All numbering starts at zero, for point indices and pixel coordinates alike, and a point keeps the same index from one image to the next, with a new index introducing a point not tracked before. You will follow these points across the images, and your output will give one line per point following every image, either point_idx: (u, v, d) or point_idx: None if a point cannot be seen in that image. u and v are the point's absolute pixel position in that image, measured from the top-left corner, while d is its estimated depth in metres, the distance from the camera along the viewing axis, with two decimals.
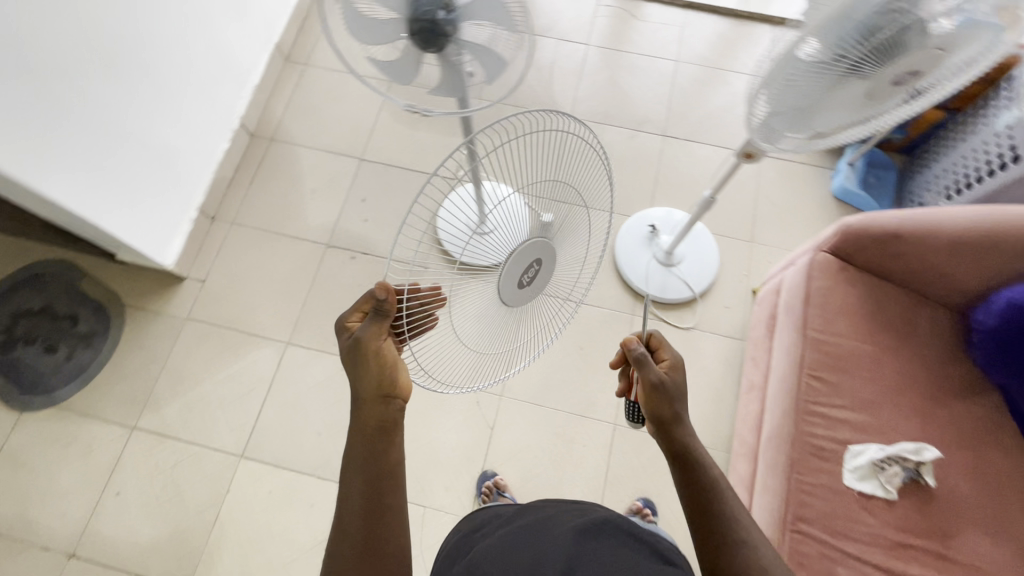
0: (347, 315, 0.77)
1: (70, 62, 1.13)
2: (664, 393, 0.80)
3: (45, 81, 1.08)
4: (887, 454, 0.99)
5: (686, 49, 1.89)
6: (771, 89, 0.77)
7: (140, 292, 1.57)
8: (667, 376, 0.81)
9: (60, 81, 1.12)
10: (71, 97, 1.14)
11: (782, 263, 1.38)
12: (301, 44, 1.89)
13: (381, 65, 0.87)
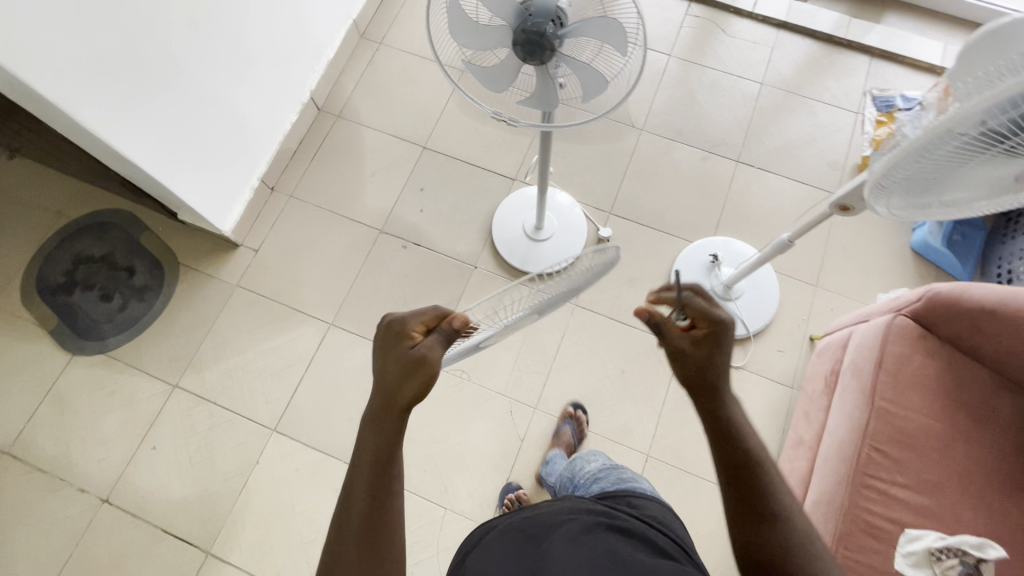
0: (408, 321, 0.69)
1: (158, 23, 1.14)
2: (694, 361, 0.70)
3: (129, 35, 1.08)
4: (946, 545, 0.93)
5: (774, 71, 1.79)
6: (906, 162, 0.72)
7: (195, 253, 1.59)
8: (692, 344, 0.71)
9: (144, 38, 1.12)
10: (152, 54, 1.14)
11: (851, 317, 1.30)
12: (378, 21, 1.86)
13: (475, 70, 0.82)
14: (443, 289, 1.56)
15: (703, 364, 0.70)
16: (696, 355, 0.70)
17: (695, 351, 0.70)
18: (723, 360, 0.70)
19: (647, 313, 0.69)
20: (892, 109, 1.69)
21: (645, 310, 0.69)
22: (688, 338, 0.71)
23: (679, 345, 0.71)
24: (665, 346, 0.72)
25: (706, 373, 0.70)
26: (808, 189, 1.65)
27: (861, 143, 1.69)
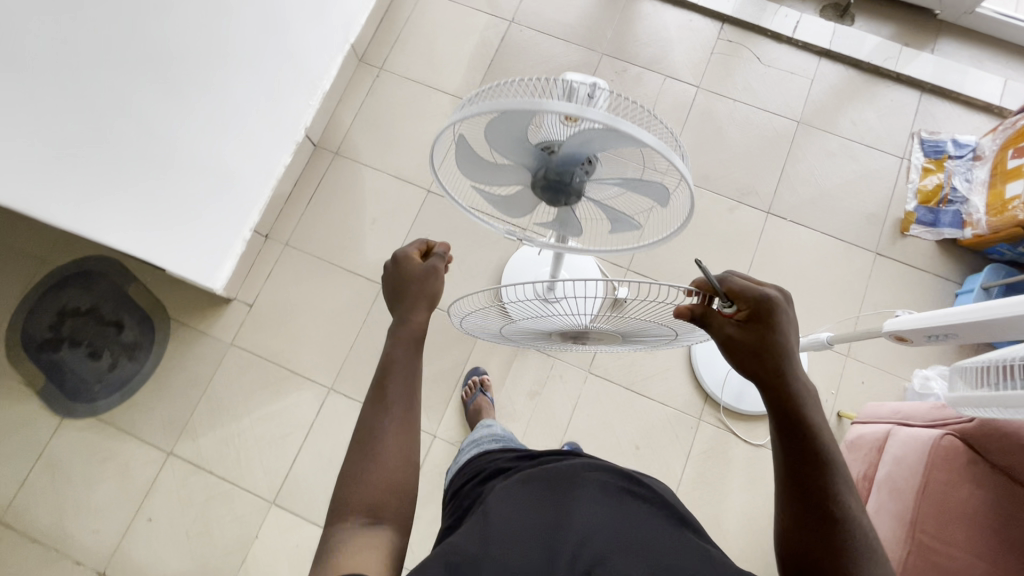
0: (407, 248, 0.79)
1: (127, 90, 1.00)
2: (739, 351, 0.69)
3: (92, 112, 0.96)
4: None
5: (813, 107, 1.63)
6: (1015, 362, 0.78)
7: (186, 308, 1.51)
8: (738, 335, 0.68)
9: (112, 111, 0.99)
10: (122, 126, 1.02)
11: (890, 408, 1.21)
12: (377, 43, 1.71)
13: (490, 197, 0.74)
14: (449, 351, 1.47)
15: (757, 348, 0.67)
16: (748, 339, 0.67)
17: (746, 335, 0.68)
18: (784, 345, 0.67)
19: (688, 310, 0.70)
20: (941, 155, 1.54)
21: (683, 309, 0.70)
22: (733, 323, 0.68)
23: (727, 334, 0.69)
24: (716, 335, 0.70)
25: (764, 358, 0.67)
26: (843, 245, 1.53)
27: (905, 193, 1.55)
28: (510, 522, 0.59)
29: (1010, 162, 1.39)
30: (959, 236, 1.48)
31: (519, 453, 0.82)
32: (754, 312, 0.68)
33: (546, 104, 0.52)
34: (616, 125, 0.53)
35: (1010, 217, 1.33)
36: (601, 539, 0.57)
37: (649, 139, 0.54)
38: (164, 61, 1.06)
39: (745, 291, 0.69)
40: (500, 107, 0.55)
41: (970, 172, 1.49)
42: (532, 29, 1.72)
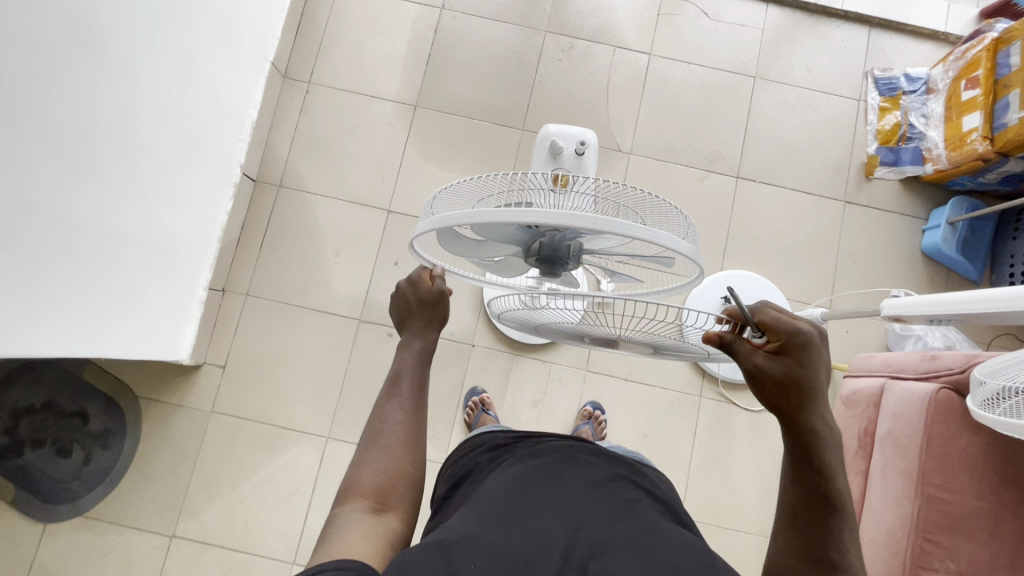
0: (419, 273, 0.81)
1: (54, 194, 0.88)
2: (765, 385, 0.60)
3: (25, 231, 0.83)
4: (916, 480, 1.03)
5: (766, 59, 1.58)
6: None
7: (154, 383, 1.42)
8: (768, 366, 0.60)
9: (43, 224, 0.87)
10: (57, 234, 0.90)
11: (879, 360, 1.24)
12: (299, 55, 1.56)
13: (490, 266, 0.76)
14: (442, 375, 1.43)
15: (786, 383, 0.59)
16: (775, 372, 0.59)
17: (775, 367, 0.59)
18: (813, 382, 0.59)
19: (717, 337, 0.62)
20: (895, 92, 1.53)
21: (712, 335, 0.62)
22: (762, 352, 0.61)
23: (753, 366, 0.61)
24: (741, 365, 0.62)
25: (791, 393, 0.59)
26: (813, 199, 1.52)
27: (866, 136, 1.55)
28: (513, 506, 0.56)
29: (964, 93, 1.37)
30: (921, 173, 1.49)
31: (516, 431, 0.80)
32: (787, 349, 0.59)
33: (527, 215, 0.55)
34: (600, 226, 0.54)
35: (969, 151, 1.33)
36: (608, 524, 0.55)
37: (636, 233, 0.55)
38: (88, 150, 0.93)
39: (779, 322, 0.61)
40: (481, 217, 0.57)
41: (926, 106, 1.49)
42: (465, 14, 1.59)
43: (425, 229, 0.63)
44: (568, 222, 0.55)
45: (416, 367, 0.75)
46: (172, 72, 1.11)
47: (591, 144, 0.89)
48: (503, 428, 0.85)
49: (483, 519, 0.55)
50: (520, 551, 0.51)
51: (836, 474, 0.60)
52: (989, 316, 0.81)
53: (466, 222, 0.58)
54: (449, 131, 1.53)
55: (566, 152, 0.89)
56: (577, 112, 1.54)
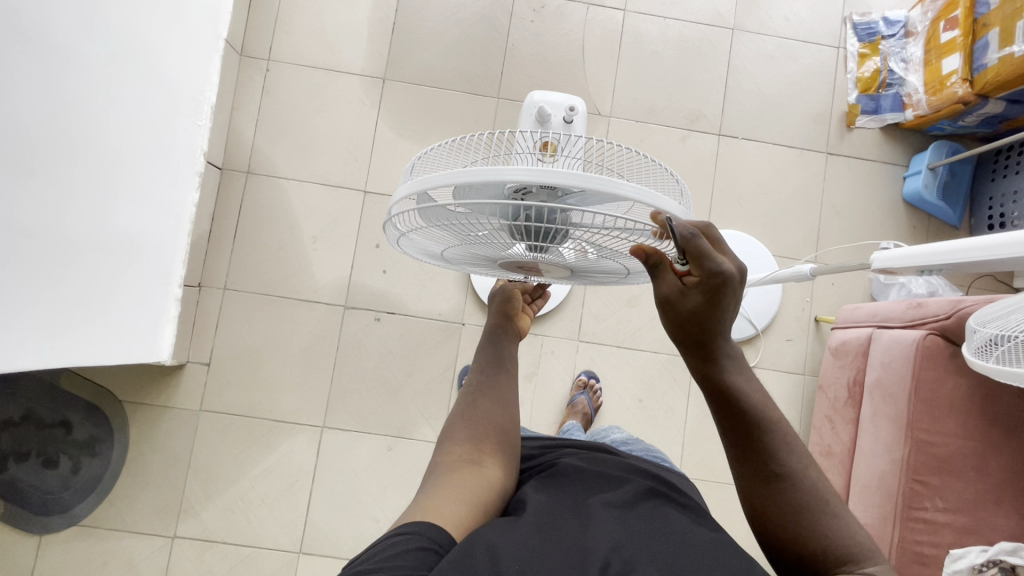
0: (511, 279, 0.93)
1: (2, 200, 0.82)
2: (672, 313, 0.57)
3: None
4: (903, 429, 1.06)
5: (745, 9, 1.53)
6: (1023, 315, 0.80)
7: (138, 385, 1.38)
8: (677, 296, 0.56)
9: None
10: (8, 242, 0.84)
11: (866, 311, 1.24)
12: (255, 31, 1.47)
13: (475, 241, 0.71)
14: (433, 357, 1.41)
15: (694, 313, 0.56)
16: (684, 305, 0.56)
17: (685, 301, 0.55)
18: (720, 320, 0.57)
19: (640, 254, 0.55)
20: (875, 37, 1.50)
21: (637, 251, 0.55)
22: (679, 284, 0.55)
23: (663, 294, 0.56)
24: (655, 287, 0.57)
25: (694, 325, 0.57)
26: (796, 152, 1.51)
27: (845, 84, 1.53)
28: (540, 511, 0.59)
29: (943, 35, 1.34)
30: (901, 119, 1.48)
31: (541, 440, 0.83)
32: (701, 286, 0.54)
33: (517, 177, 0.52)
34: (586, 184, 0.51)
35: (949, 94, 1.32)
36: (645, 524, 0.58)
37: (624, 192, 0.52)
38: (31, 149, 0.86)
39: (706, 254, 0.53)
40: (460, 178, 0.54)
41: (905, 50, 1.46)
42: None
43: (403, 192, 0.60)
44: (552, 181, 0.52)
45: (484, 352, 0.82)
46: (116, 57, 1.03)
47: (580, 110, 0.80)
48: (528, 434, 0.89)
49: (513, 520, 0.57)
50: (552, 548, 0.53)
51: (745, 390, 0.59)
52: (978, 264, 0.82)
53: (446, 182, 0.55)
54: (421, 104, 1.46)
55: (554, 119, 0.80)
56: (554, 76, 1.48)
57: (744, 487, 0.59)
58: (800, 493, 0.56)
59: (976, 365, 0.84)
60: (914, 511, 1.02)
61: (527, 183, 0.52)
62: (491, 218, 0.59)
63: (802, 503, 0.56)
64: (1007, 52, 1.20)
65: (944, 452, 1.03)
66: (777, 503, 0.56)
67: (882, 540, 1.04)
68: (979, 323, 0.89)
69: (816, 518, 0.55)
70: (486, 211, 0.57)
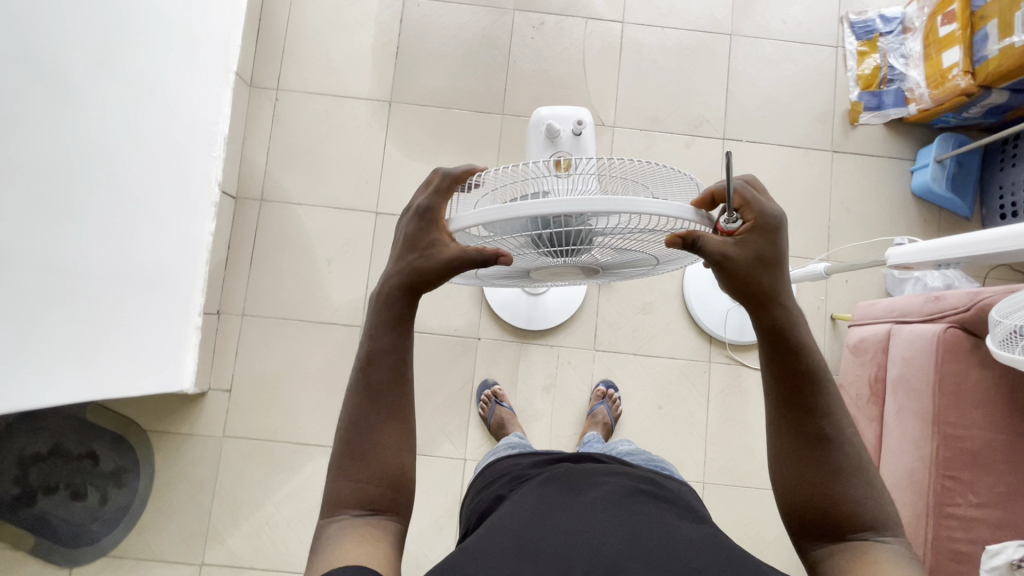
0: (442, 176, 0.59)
1: (22, 240, 0.84)
2: (742, 268, 0.57)
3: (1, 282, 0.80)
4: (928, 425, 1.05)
5: (741, 14, 1.55)
6: None
7: (160, 413, 1.39)
8: (739, 249, 0.57)
9: (14, 271, 0.83)
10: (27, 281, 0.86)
11: (883, 307, 1.24)
12: (263, 62, 1.51)
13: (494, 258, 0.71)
14: (452, 373, 1.42)
15: (752, 268, 0.57)
16: (744, 257, 0.57)
17: (744, 252, 0.57)
18: (779, 264, 0.58)
19: (676, 241, 0.57)
20: (872, 35, 1.51)
21: (675, 237, 0.57)
22: (734, 239, 0.57)
23: (725, 249, 0.57)
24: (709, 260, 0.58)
25: (762, 276, 0.57)
26: (801, 152, 1.52)
27: (846, 82, 1.54)
28: (546, 513, 0.59)
29: (942, 29, 1.35)
30: (905, 114, 1.49)
31: (539, 456, 0.82)
32: (756, 232, 0.57)
33: (546, 205, 0.52)
34: (610, 207, 0.52)
35: (951, 87, 1.33)
36: (635, 514, 0.59)
37: (648, 210, 0.53)
38: (51, 190, 0.89)
39: (752, 200, 0.58)
40: (487, 215, 0.54)
41: (904, 46, 1.47)
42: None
43: None
44: (582, 207, 0.53)
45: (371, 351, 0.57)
46: (133, 95, 1.06)
47: (588, 123, 0.82)
48: (522, 453, 0.88)
49: (523, 527, 0.57)
50: (571, 552, 0.53)
51: (812, 347, 0.58)
52: (1003, 254, 0.82)
53: (472, 223, 0.56)
54: (428, 125, 1.49)
55: (564, 135, 0.82)
56: (556, 90, 1.51)
57: (776, 465, 0.58)
58: (835, 464, 0.56)
59: (1004, 358, 0.85)
60: (946, 509, 1.01)
61: (553, 214, 0.53)
62: (521, 241, 0.60)
63: (835, 477, 0.55)
64: (1007, 42, 1.20)
65: (972, 446, 1.02)
66: (813, 479, 0.56)
67: (918, 540, 1.02)
68: (1004, 313, 0.88)
69: (849, 481, 0.55)
70: (517, 232, 0.58)
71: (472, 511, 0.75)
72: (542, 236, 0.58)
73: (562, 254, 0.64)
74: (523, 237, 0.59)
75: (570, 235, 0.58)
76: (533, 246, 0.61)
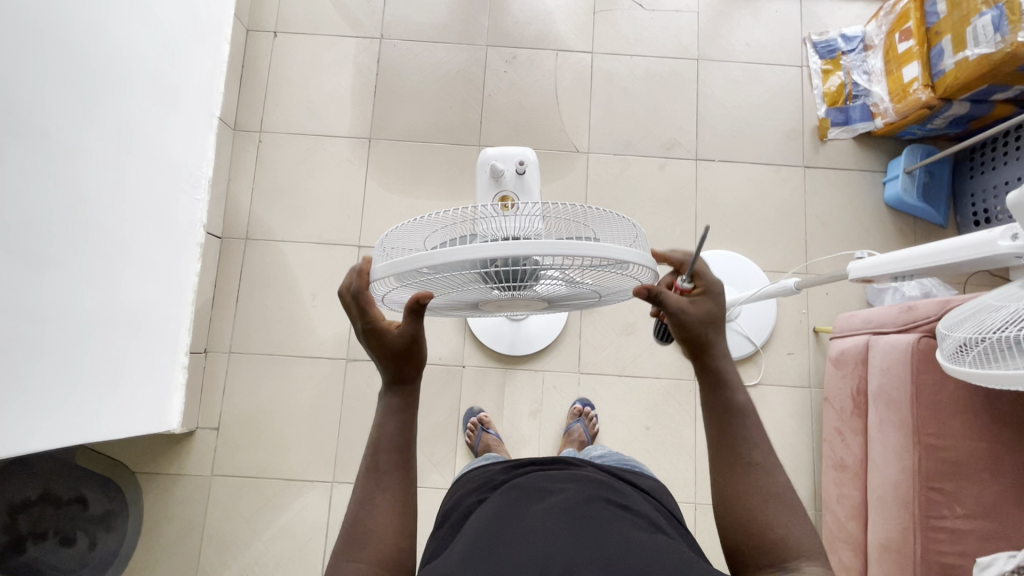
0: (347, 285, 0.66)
1: (13, 292, 0.88)
2: (694, 326, 0.65)
3: None
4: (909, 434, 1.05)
5: (707, 39, 1.61)
6: (993, 312, 0.81)
7: (149, 455, 1.40)
8: (695, 310, 0.65)
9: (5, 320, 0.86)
10: (20, 329, 0.89)
11: (860, 318, 1.25)
12: (247, 106, 1.56)
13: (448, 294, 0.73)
14: (438, 402, 1.43)
15: (703, 324, 0.65)
16: (698, 314, 0.65)
17: (698, 310, 0.65)
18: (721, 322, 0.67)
19: (644, 290, 0.62)
20: (835, 53, 1.56)
21: (641, 288, 0.62)
22: (691, 301, 0.65)
23: (682, 306, 0.64)
24: (669, 314, 0.64)
25: (711, 332, 0.65)
26: (773, 169, 1.55)
27: (813, 100, 1.58)
28: (504, 531, 0.60)
29: (900, 46, 1.39)
30: (872, 128, 1.52)
31: (507, 460, 0.83)
32: (708, 295, 0.67)
33: (488, 250, 0.54)
34: (551, 249, 0.54)
35: (913, 100, 1.36)
36: (589, 523, 0.60)
37: (586, 251, 0.55)
38: (39, 243, 0.93)
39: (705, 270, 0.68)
40: (432, 257, 0.56)
41: (866, 63, 1.51)
42: (405, 40, 1.59)
43: (380, 274, 0.61)
44: (522, 251, 0.54)
45: (398, 429, 0.67)
46: (120, 146, 1.11)
47: (530, 162, 0.85)
48: (496, 460, 0.89)
49: (480, 545, 0.58)
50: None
51: (737, 386, 0.65)
52: (958, 264, 0.83)
53: (418, 264, 0.57)
54: (407, 159, 1.53)
55: (508, 174, 0.85)
56: (530, 120, 1.55)
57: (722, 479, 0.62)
58: (766, 489, 0.60)
59: (952, 370, 0.84)
60: (933, 521, 1.00)
61: (499, 255, 0.55)
62: (469, 277, 0.61)
63: (761, 507, 0.59)
64: (961, 56, 1.23)
65: (956, 455, 1.01)
66: (749, 502, 0.60)
67: (905, 556, 1.02)
68: (948, 329, 0.90)
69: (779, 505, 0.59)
70: (463, 272, 0.60)
71: (439, 517, 0.76)
72: (490, 273, 0.60)
73: (511, 288, 0.66)
74: (472, 274, 0.61)
75: (517, 273, 0.60)
76: (482, 280, 0.63)
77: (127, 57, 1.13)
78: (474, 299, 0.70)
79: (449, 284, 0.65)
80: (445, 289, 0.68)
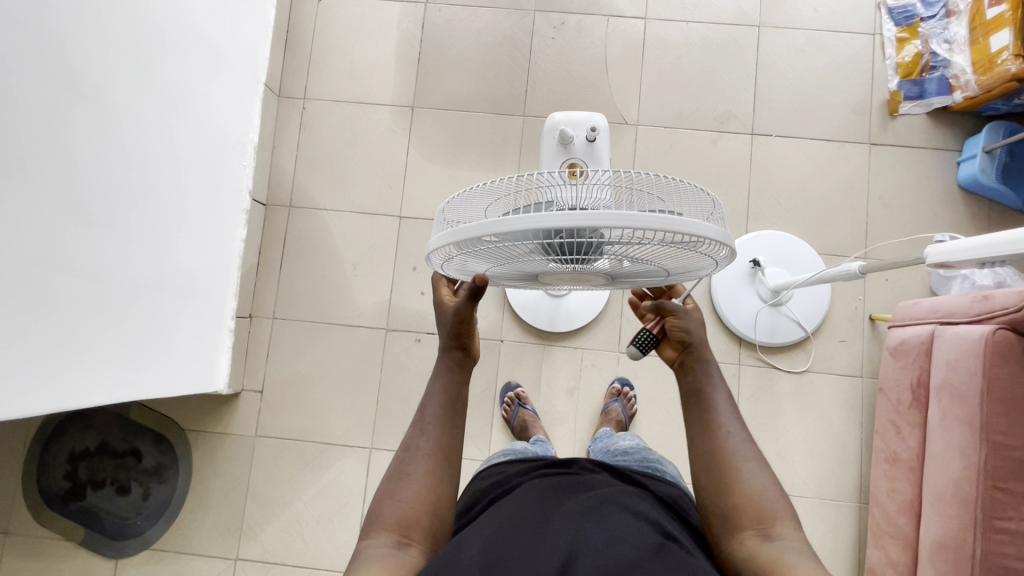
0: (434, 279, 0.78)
1: (69, 251, 0.90)
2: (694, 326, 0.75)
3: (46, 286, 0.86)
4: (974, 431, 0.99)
5: (770, 5, 1.50)
6: None
7: (195, 415, 1.45)
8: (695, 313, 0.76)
9: (60, 276, 0.89)
10: (71, 288, 0.91)
11: (925, 307, 1.17)
12: (291, 73, 1.55)
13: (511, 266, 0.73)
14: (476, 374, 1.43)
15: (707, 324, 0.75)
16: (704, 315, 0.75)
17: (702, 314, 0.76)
18: None
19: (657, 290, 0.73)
20: (913, 20, 1.43)
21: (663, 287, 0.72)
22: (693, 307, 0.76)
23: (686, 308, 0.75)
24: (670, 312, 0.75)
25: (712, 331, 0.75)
26: (836, 146, 1.45)
27: (884, 72, 1.47)
28: (519, 530, 0.59)
29: (989, 11, 1.25)
30: (950, 102, 1.40)
31: (526, 462, 0.81)
32: None
33: (553, 219, 0.51)
34: (620, 220, 0.51)
35: (1001, 72, 1.22)
36: (606, 523, 0.58)
37: (656, 223, 0.52)
38: (91, 208, 0.94)
39: None
40: (495, 226, 0.54)
41: (947, 31, 1.37)
42: (451, 5, 1.54)
43: (442, 242, 0.60)
44: (587, 222, 0.51)
45: (446, 394, 0.70)
46: (170, 111, 1.12)
47: (602, 129, 0.84)
48: (516, 458, 0.86)
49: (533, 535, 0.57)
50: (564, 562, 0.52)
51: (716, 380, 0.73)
52: None
53: (480, 232, 0.55)
54: (450, 129, 1.50)
55: (578, 142, 0.84)
56: (578, 90, 1.49)
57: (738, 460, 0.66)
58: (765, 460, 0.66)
59: None
60: (998, 524, 0.95)
61: (564, 226, 0.52)
62: (530, 246, 0.59)
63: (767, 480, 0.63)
64: None
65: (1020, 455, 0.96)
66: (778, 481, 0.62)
67: (962, 556, 0.97)
68: None
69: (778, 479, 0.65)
70: (525, 241, 0.57)
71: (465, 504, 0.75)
72: (552, 245, 0.58)
73: (572, 261, 0.63)
74: (534, 244, 0.59)
75: (581, 245, 0.58)
76: (543, 252, 0.61)
77: (179, 20, 1.13)
78: (534, 270, 0.68)
79: (509, 254, 0.63)
80: (504, 259, 0.66)
